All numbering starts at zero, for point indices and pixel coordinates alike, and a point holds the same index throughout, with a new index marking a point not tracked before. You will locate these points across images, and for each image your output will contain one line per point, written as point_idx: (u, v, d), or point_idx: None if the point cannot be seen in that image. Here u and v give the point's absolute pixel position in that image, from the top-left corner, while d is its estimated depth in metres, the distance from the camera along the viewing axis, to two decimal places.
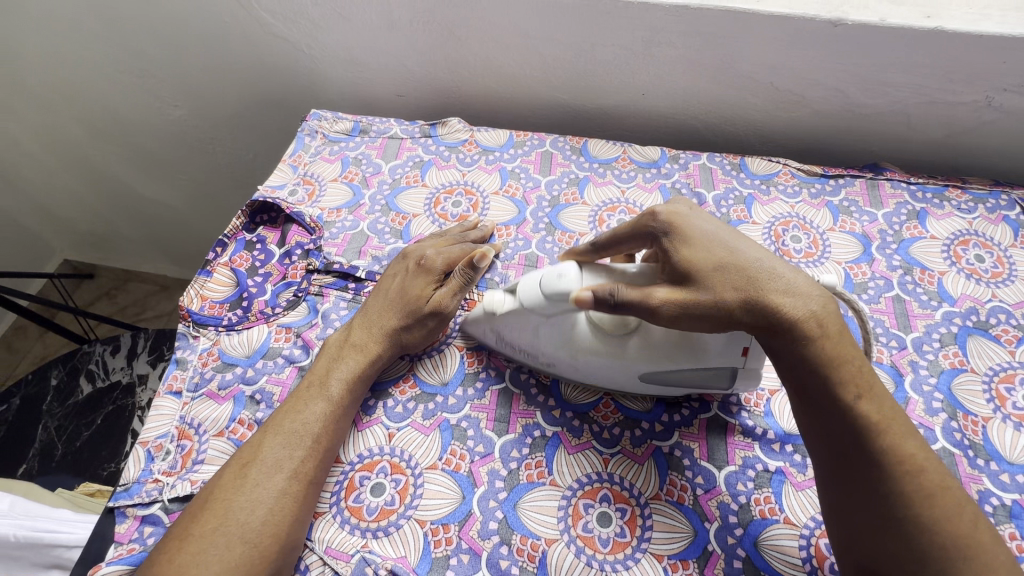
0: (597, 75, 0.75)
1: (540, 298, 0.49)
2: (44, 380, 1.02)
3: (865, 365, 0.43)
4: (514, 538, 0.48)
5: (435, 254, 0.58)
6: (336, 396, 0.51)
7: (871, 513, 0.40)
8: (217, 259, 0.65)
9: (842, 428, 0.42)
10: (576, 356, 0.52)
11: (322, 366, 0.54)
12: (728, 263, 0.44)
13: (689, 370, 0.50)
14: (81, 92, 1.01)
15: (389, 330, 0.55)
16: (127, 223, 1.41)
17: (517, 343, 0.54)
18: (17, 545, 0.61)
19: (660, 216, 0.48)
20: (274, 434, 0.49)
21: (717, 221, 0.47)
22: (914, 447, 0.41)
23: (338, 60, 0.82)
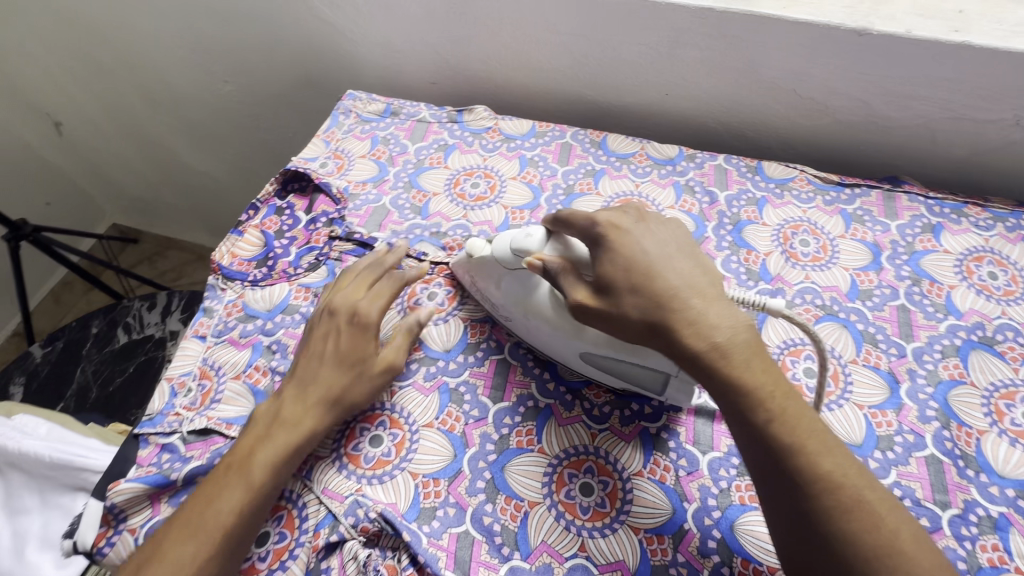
0: (622, 73, 0.77)
1: (507, 252, 0.55)
2: (85, 328, 1.10)
3: (780, 386, 0.43)
4: (499, 498, 0.51)
5: (372, 310, 0.56)
6: (257, 482, 0.48)
7: (796, 533, 0.40)
8: (249, 221, 0.69)
9: (759, 451, 0.42)
10: (528, 313, 0.55)
11: (247, 444, 0.50)
12: (642, 285, 0.46)
13: (633, 364, 0.51)
14: (142, 64, 1.09)
15: (325, 401, 0.52)
16: (173, 192, 1.50)
17: (487, 296, 0.59)
18: (50, 466, 0.68)
19: (598, 221, 0.50)
20: (184, 526, 0.46)
21: (652, 240, 0.49)
22: (829, 464, 0.41)
23: (377, 46, 0.86)
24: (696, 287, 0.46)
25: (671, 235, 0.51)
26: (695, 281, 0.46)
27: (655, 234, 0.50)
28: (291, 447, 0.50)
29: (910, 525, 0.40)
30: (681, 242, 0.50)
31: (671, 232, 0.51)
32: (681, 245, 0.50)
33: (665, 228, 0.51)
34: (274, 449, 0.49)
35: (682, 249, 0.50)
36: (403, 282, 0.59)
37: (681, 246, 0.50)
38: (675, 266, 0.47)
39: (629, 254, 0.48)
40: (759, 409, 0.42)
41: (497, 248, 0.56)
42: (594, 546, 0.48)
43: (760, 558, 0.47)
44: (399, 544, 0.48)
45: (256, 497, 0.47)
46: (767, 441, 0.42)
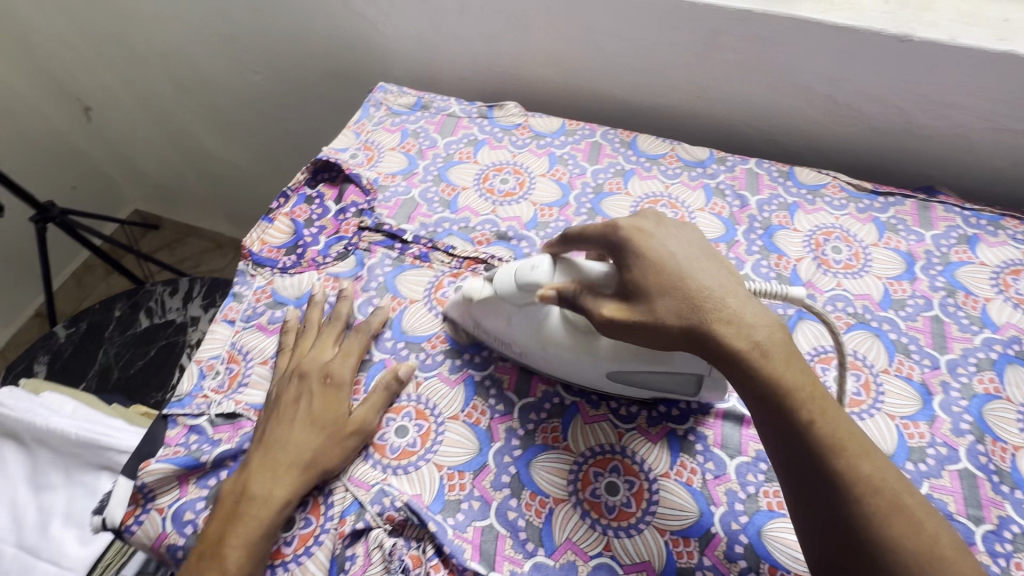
0: (654, 73, 0.77)
1: (513, 287, 0.51)
2: (108, 311, 1.11)
3: (818, 388, 0.41)
4: (524, 493, 0.51)
5: (342, 369, 0.55)
6: (232, 569, 0.44)
7: (836, 539, 0.37)
8: (279, 209, 0.70)
9: (799, 451, 0.40)
10: (549, 346, 0.52)
11: (215, 530, 0.46)
12: (675, 288, 0.43)
13: (664, 373, 0.50)
14: (174, 52, 1.11)
15: (298, 469, 0.49)
16: (196, 180, 1.51)
17: (494, 332, 0.56)
18: (76, 443, 0.69)
19: (620, 227, 0.48)
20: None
21: (677, 242, 0.47)
22: (869, 468, 0.38)
23: (409, 40, 0.87)
24: (728, 288, 0.44)
25: (693, 237, 0.48)
26: (724, 283, 0.44)
27: (678, 237, 0.48)
28: (263, 522, 0.46)
29: (954, 535, 0.37)
30: (705, 244, 0.48)
31: (694, 235, 0.49)
32: (705, 248, 0.47)
33: (688, 232, 0.49)
34: (244, 529, 0.46)
35: (707, 251, 0.47)
36: (370, 334, 0.58)
37: (705, 249, 0.47)
38: (704, 267, 0.45)
39: (656, 257, 0.45)
40: (799, 408, 0.40)
41: (502, 286, 0.52)
42: (619, 544, 0.48)
43: (787, 565, 0.47)
44: (423, 534, 0.48)
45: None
46: (806, 441, 0.40)
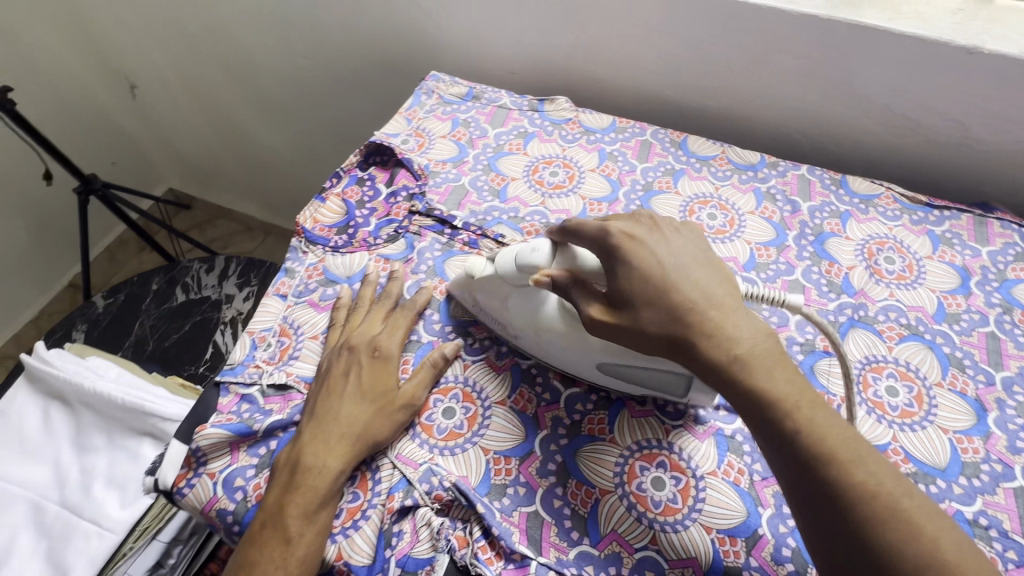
0: (706, 74, 0.77)
1: (513, 267, 0.53)
2: (145, 284, 1.13)
3: (808, 395, 0.41)
4: (570, 482, 0.51)
5: (389, 345, 0.56)
6: (295, 537, 0.45)
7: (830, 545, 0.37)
8: (332, 189, 0.71)
9: (785, 460, 0.40)
10: (541, 329, 0.53)
11: (273, 498, 0.47)
12: (658, 301, 0.44)
13: (659, 371, 0.50)
14: (225, 34, 1.13)
15: (349, 440, 0.50)
16: (233, 162, 1.54)
17: (493, 313, 0.57)
18: (121, 408, 0.70)
19: (612, 232, 0.48)
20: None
21: (667, 251, 0.47)
22: (860, 475, 0.37)
23: (462, 31, 0.87)
24: (715, 300, 0.44)
25: (688, 245, 0.48)
26: (713, 294, 0.44)
27: (670, 244, 0.48)
28: (320, 492, 0.47)
29: (959, 540, 0.35)
30: (697, 254, 0.48)
31: (688, 244, 0.49)
32: (697, 259, 0.47)
33: (682, 241, 0.49)
34: (303, 499, 0.46)
35: (700, 260, 0.47)
36: (415, 312, 0.59)
37: (697, 258, 0.47)
38: (693, 280, 0.45)
39: (644, 268, 0.45)
40: (787, 417, 0.40)
41: (501, 265, 0.54)
42: (666, 539, 0.48)
43: None
44: (470, 515, 0.49)
45: (297, 552, 0.45)
46: (791, 449, 0.39)
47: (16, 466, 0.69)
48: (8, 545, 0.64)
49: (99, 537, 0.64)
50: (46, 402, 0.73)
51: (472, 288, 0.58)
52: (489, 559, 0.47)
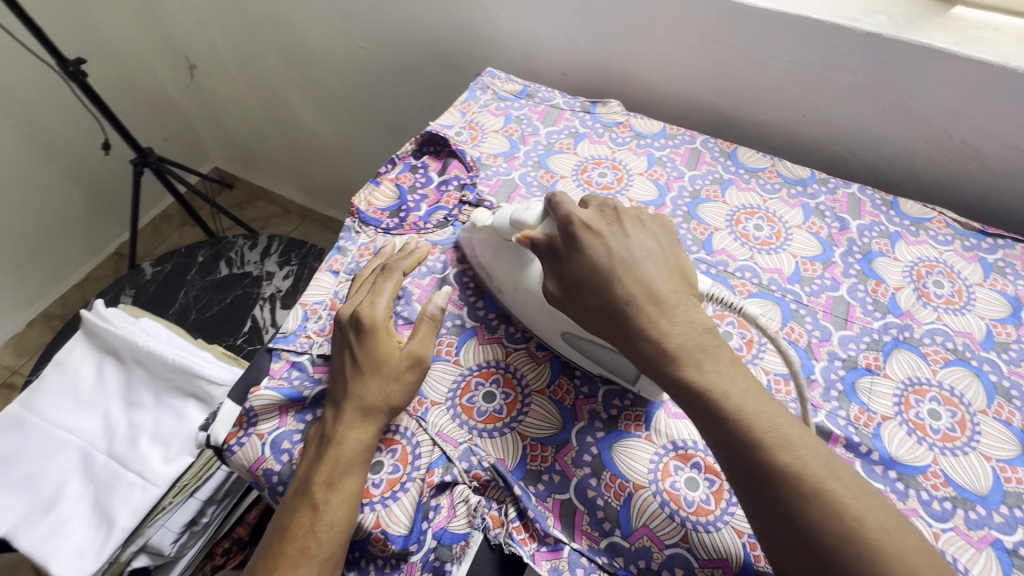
0: (760, 88, 0.77)
1: (506, 222, 0.57)
2: (191, 256, 1.17)
3: (738, 384, 0.45)
4: (604, 474, 0.51)
5: (379, 312, 0.55)
6: (322, 503, 0.47)
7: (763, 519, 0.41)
8: (386, 174, 0.73)
9: (717, 442, 0.44)
10: (518, 289, 0.56)
11: (303, 468, 0.49)
12: (602, 291, 0.49)
13: (609, 350, 0.53)
14: (286, 21, 1.17)
15: (364, 408, 0.50)
16: (279, 146, 1.58)
17: (484, 264, 0.60)
18: (169, 368, 0.73)
19: (574, 220, 0.52)
20: (272, 557, 0.47)
21: (622, 244, 0.51)
22: (786, 458, 0.41)
23: (519, 31, 0.89)
24: (657, 296, 0.48)
25: (647, 239, 0.52)
26: (656, 291, 0.49)
27: (628, 238, 0.52)
28: (343, 460, 0.48)
29: (882, 520, 0.39)
30: (652, 248, 0.52)
31: (647, 239, 0.53)
32: (651, 255, 0.51)
33: (642, 236, 0.53)
34: (325, 467, 0.48)
35: (654, 254, 0.51)
36: (400, 274, 0.59)
37: (653, 252, 0.52)
38: (642, 274, 0.49)
39: (594, 258, 0.50)
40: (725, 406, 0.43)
41: (497, 219, 0.58)
42: (697, 538, 0.48)
43: None
44: (506, 497, 0.50)
45: (326, 517, 0.46)
46: (723, 434, 0.43)
47: (69, 414, 0.73)
48: (59, 489, 0.68)
49: (141, 489, 0.67)
50: (100, 356, 0.77)
51: (472, 237, 0.62)
52: (523, 539, 0.48)
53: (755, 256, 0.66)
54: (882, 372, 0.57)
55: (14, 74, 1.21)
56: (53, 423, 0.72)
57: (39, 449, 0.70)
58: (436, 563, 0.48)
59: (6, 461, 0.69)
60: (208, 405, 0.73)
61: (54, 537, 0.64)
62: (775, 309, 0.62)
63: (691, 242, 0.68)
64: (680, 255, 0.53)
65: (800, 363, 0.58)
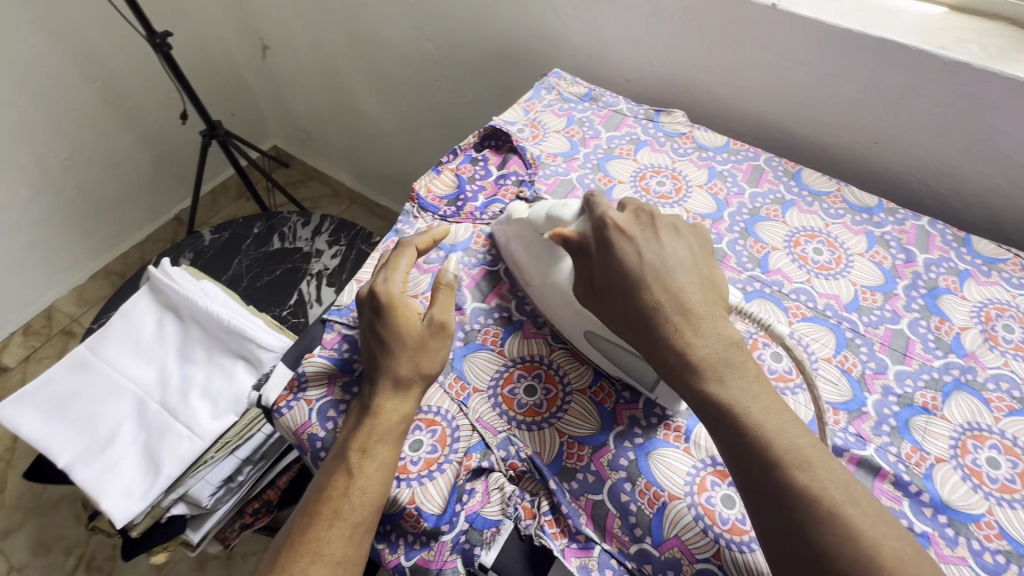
0: (833, 109, 0.75)
1: (541, 217, 0.58)
2: (248, 227, 1.22)
3: (760, 402, 0.45)
4: (639, 480, 0.50)
5: (394, 289, 0.55)
6: (357, 469, 0.48)
7: (770, 539, 0.41)
8: (447, 164, 0.75)
9: (733, 457, 0.44)
10: (546, 281, 0.58)
11: (344, 433, 0.51)
12: (630, 296, 0.50)
13: (631, 355, 0.53)
14: (360, 11, 1.21)
15: (397, 376, 0.52)
16: (337, 131, 1.64)
17: (515, 257, 0.61)
18: (225, 329, 0.77)
19: (608, 222, 0.54)
20: (308, 515, 0.48)
21: (654, 252, 0.52)
22: (804, 478, 0.42)
23: (588, 35, 0.90)
24: (688, 311, 0.49)
25: (679, 248, 0.53)
26: (701, 296, 0.49)
27: (660, 245, 0.53)
28: (383, 428, 0.50)
29: (898, 548, 0.39)
30: (684, 257, 0.53)
31: (681, 247, 0.54)
32: (685, 264, 0.52)
33: (675, 244, 0.54)
34: (361, 434, 0.50)
35: (685, 262, 0.52)
36: (413, 250, 0.60)
37: (683, 261, 0.52)
38: (672, 283, 0.50)
39: (626, 262, 0.51)
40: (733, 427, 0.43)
41: (534, 212, 0.59)
42: (729, 556, 0.47)
43: None
44: (540, 489, 0.51)
45: (359, 482, 0.48)
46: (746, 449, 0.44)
47: (130, 362, 0.77)
48: (115, 431, 0.72)
49: (188, 441, 0.71)
50: (162, 311, 0.81)
51: (505, 229, 0.62)
52: (554, 534, 0.49)
53: (812, 280, 0.65)
54: (939, 413, 0.55)
55: (105, 42, 1.29)
56: (116, 369, 0.76)
57: (99, 390, 0.75)
58: (466, 546, 0.49)
59: (70, 398, 0.74)
60: (256, 368, 0.76)
61: (107, 475, 0.68)
62: (829, 336, 0.60)
63: (746, 259, 0.67)
64: (713, 269, 0.54)
65: (851, 394, 0.56)
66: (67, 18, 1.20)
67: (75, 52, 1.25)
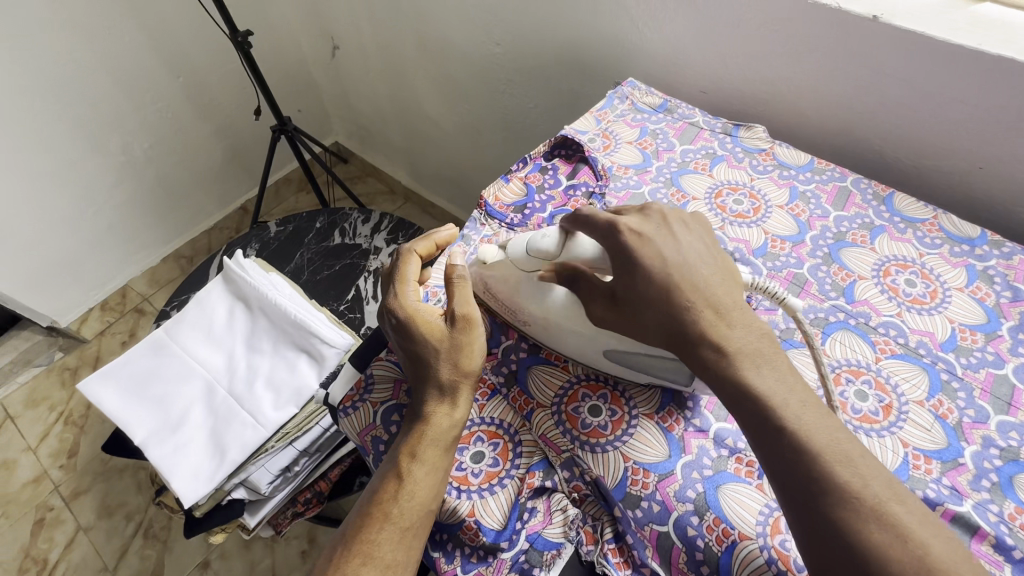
0: (935, 130, 0.70)
1: (523, 253, 0.54)
2: (311, 222, 1.26)
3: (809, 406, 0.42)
4: (707, 515, 0.47)
5: (409, 302, 0.53)
6: (407, 473, 0.48)
7: (814, 542, 0.38)
8: (516, 172, 0.75)
9: (767, 453, 0.41)
10: (548, 315, 0.54)
11: (398, 438, 0.51)
12: (657, 303, 0.46)
13: (663, 359, 0.50)
14: (430, 14, 1.22)
15: (442, 382, 0.51)
16: (398, 129, 1.66)
17: (499, 296, 0.57)
18: (290, 322, 0.79)
19: (622, 228, 0.48)
20: (360, 517, 0.48)
21: (678, 255, 0.47)
22: (845, 475, 0.38)
23: (664, 45, 0.87)
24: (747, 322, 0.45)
25: (696, 239, 0.50)
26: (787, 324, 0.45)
27: (680, 245, 0.48)
28: (433, 433, 0.49)
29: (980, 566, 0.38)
30: (702, 251, 0.49)
31: (695, 240, 0.50)
32: (701, 256, 0.49)
33: (690, 237, 0.50)
34: (412, 439, 0.49)
35: (702, 254, 0.49)
36: (415, 255, 0.57)
37: (703, 252, 0.49)
38: (696, 279, 0.47)
39: (650, 268, 0.47)
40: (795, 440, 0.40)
41: (512, 250, 0.55)
42: None
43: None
44: (602, 515, 0.51)
45: (410, 486, 0.47)
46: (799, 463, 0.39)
47: (201, 347, 0.81)
48: (184, 413, 0.75)
49: (252, 429, 0.73)
50: (231, 301, 0.84)
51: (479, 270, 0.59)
52: (618, 564, 0.49)
53: (903, 314, 0.60)
54: None
55: (192, 39, 1.36)
56: (188, 354, 0.80)
57: (173, 373, 0.78)
58: (525, 565, 0.49)
59: (146, 378, 0.78)
60: (319, 364, 0.78)
61: (177, 455, 0.72)
62: (921, 377, 0.56)
63: (829, 285, 0.63)
64: (726, 254, 0.50)
65: (946, 442, 0.52)
66: (160, 16, 1.28)
67: (163, 46, 1.32)
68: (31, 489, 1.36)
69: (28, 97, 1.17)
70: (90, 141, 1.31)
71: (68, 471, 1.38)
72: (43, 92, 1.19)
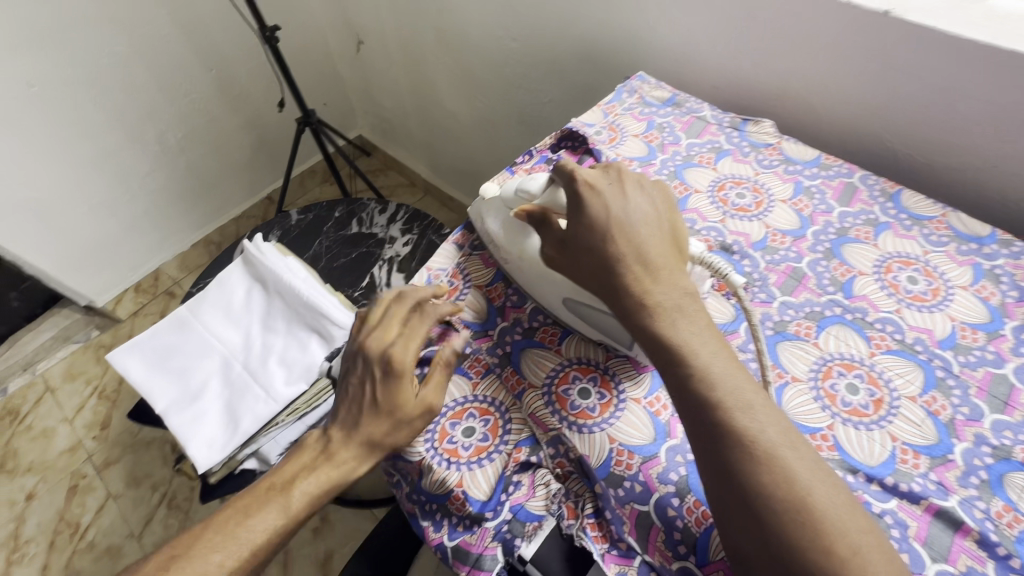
0: (948, 127, 0.69)
1: (511, 193, 0.60)
2: (330, 211, 1.30)
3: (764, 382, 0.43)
4: (688, 497, 0.48)
5: (406, 358, 0.53)
6: (292, 505, 0.49)
7: (719, 481, 0.39)
8: (522, 163, 0.77)
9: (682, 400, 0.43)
10: (523, 255, 0.59)
11: (295, 465, 0.52)
12: (595, 250, 0.50)
13: (603, 313, 0.53)
14: (450, 10, 1.25)
15: (371, 442, 0.52)
16: (418, 123, 1.70)
17: (490, 233, 0.63)
18: (303, 303, 0.83)
19: (578, 177, 0.52)
20: (223, 525, 0.48)
21: (621, 207, 0.50)
22: (743, 420, 0.40)
23: (677, 40, 0.87)
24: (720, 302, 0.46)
25: (646, 201, 0.52)
26: None
27: (626, 199, 0.51)
28: (335, 478, 0.51)
29: None
30: (648, 213, 0.51)
31: (645, 202, 0.52)
32: (647, 220, 0.51)
33: (640, 197, 0.52)
34: (314, 478, 0.51)
35: (652, 219, 0.51)
36: (434, 318, 0.57)
37: (652, 216, 0.51)
38: (635, 237, 0.49)
39: (595, 219, 0.50)
40: (767, 418, 0.40)
41: (504, 189, 0.62)
42: None
43: None
44: (584, 492, 0.52)
45: (287, 517, 0.49)
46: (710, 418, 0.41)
47: (220, 324, 0.85)
48: (202, 385, 0.80)
49: (264, 402, 0.77)
50: (250, 282, 0.89)
51: (482, 212, 0.65)
52: (596, 538, 0.50)
53: (902, 311, 0.60)
54: None
55: (223, 34, 1.42)
56: (208, 330, 0.85)
57: (193, 348, 0.83)
58: (507, 535, 0.51)
59: (169, 351, 0.83)
60: (328, 343, 0.81)
61: (193, 423, 0.76)
62: (916, 373, 0.55)
63: (828, 280, 0.63)
64: (676, 220, 0.52)
65: (937, 438, 0.52)
66: (193, 11, 1.34)
67: (195, 40, 1.38)
68: (67, 457, 1.45)
69: (70, 87, 1.25)
70: (127, 129, 1.39)
71: (100, 441, 1.46)
72: (84, 82, 1.26)
